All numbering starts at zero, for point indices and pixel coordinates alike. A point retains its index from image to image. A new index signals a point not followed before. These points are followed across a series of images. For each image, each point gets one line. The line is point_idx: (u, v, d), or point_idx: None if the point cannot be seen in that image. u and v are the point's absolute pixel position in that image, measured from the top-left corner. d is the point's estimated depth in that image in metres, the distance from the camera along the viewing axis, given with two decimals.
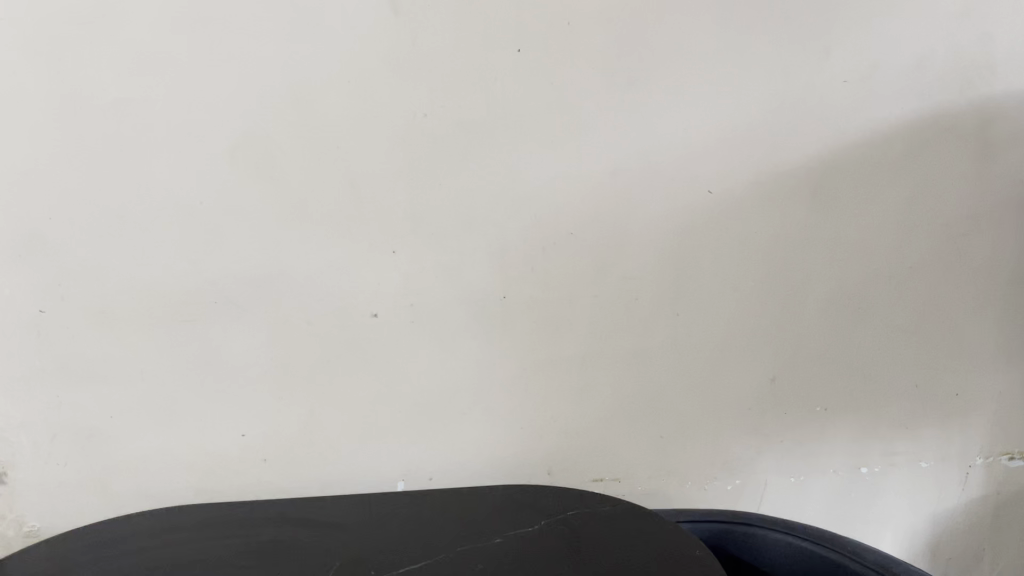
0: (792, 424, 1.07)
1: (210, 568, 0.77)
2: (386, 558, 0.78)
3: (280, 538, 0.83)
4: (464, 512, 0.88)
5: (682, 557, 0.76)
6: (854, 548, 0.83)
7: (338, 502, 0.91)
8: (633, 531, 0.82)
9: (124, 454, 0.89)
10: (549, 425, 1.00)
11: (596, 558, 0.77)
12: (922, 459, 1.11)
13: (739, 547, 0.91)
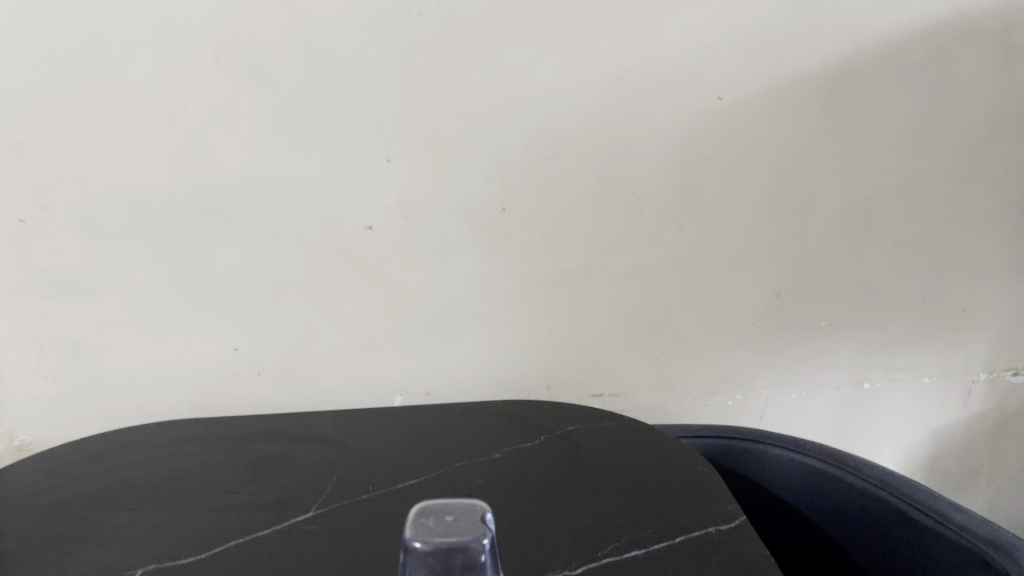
0: (796, 339, 1.05)
1: (208, 484, 0.77)
2: (384, 473, 0.78)
3: (278, 454, 0.83)
4: (462, 428, 0.87)
5: (680, 473, 0.76)
6: (853, 463, 0.82)
7: (334, 418, 0.91)
8: (631, 446, 0.82)
9: (117, 368, 0.88)
10: (548, 340, 0.99)
11: (594, 474, 0.76)
12: (925, 375, 1.10)
13: (738, 463, 0.91)
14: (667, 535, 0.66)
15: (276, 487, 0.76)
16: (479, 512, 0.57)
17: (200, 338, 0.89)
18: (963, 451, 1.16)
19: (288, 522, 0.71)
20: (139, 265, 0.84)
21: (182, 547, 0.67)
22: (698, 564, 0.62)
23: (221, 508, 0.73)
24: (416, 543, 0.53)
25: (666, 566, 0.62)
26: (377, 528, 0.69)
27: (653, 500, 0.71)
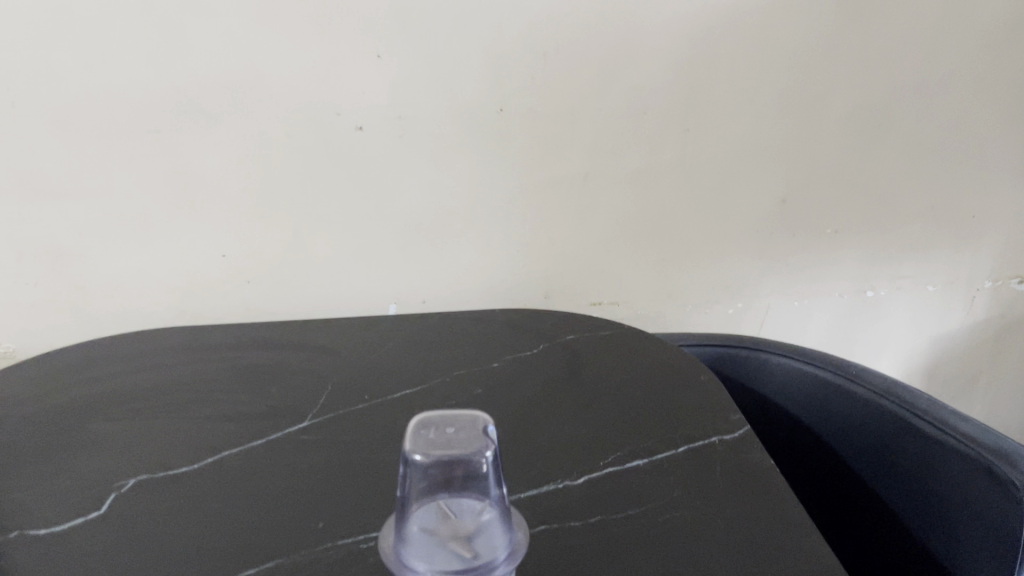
0: (800, 246, 1.03)
1: (200, 394, 0.76)
2: (380, 383, 0.77)
3: (271, 363, 0.81)
4: (459, 337, 0.85)
5: (683, 382, 0.74)
6: (857, 371, 0.81)
7: (328, 326, 0.89)
8: (632, 356, 0.80)
9: (101, 274, 0.85)
10: (546, 247, 0.96)
11: (595, 384, 0.75)
12: (929, 283, 1.09)
13: (738, 371, 0.90)
14: (670, 446, 0.65)
15: (270, 397, 0.75)
16: (483, 429, 0.55)
17: (186, 244, 0.86)
18: (962, 359, 1.16)
19: (283, 432, 0.69)
20: (117, 167, 0.80)
21: (175, 458, 0.66)
22: (702, 474, 0.61)
23: (214, 417, 0.72)
24: (416, 455, 0.52)
25: (669, 477, 0.61)
26: (375, 439, 0.68)
27: (655, 410, 0.70)
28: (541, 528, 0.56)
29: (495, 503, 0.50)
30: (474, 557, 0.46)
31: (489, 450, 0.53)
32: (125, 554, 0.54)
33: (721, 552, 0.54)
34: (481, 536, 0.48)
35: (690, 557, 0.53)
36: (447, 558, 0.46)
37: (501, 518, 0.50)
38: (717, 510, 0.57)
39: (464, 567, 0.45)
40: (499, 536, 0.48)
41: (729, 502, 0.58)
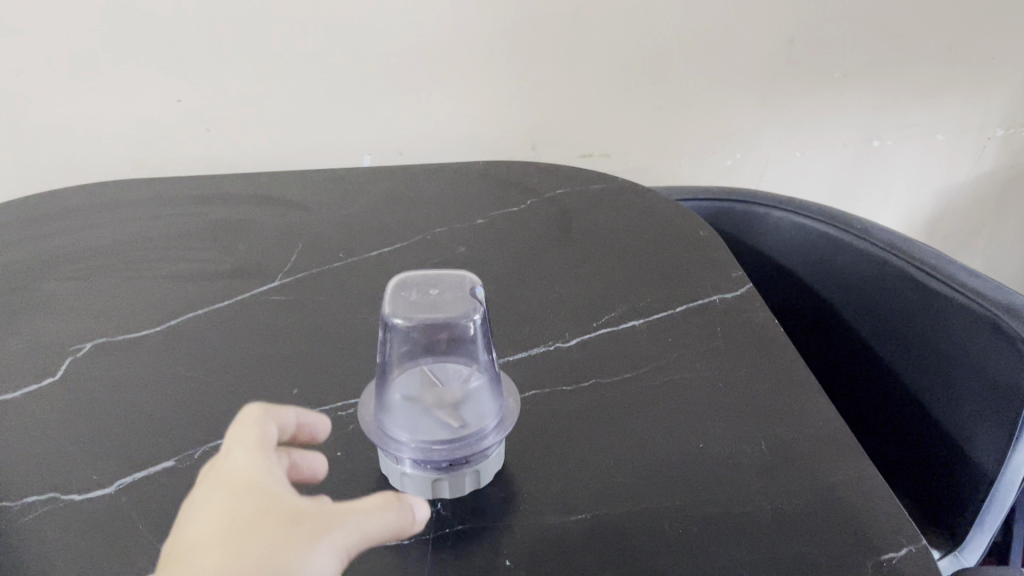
0: (804, 92, 0.96)
1: (162, 251, 0.70)
2: (357, 240, 0.71)
3: (237, 219, 0.75)
4: (441, 191, 0.80)
5: (681, 237, 0.70)
6: (862, 226, 0.76)
7: (299, 178, 0.82)
8: (625, 209, 0.75)
9: (44, 119, 0.78)
10: (534, 93, 0.89)
11: (587, 241, 0.70)
12: (939, 131, 1.02)
13: (737, 226, 0.85)
14: (667, 305, 0.61)
15: (237, 255, 0.70)
16: (471, 292, 0.51)
17: (137, 88, 0.78)
18: (966, 211, 1.11)
19: (251, 292, 0.64)
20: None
21: (136, 320, 0.61)
22: (698, 335, 0.57)
23: (176, 277, 0.67)
24: (398, 321, 0.48)
25: (664, 338, 0.57)
26: (352, 300, 0.63)
27: (651, 268, 0.65)
28: (531, 393, 0.53)
29: (484, 369, 0.46)
30: (462, 425, 0.43)
31: (477, 314, 0.48)
32: (86, 424, 0.51)
33: (722, 416, 0.51)
34: (469, 400, 0.44)
35: (690, 422, 0.50)
36: (433, 426, 0.42)
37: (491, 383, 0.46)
38: (719, 372, 0.54)
39: (449, 436, 0.42)
40: (488, 400, 0.44)
41: (731, 364, 0.55)
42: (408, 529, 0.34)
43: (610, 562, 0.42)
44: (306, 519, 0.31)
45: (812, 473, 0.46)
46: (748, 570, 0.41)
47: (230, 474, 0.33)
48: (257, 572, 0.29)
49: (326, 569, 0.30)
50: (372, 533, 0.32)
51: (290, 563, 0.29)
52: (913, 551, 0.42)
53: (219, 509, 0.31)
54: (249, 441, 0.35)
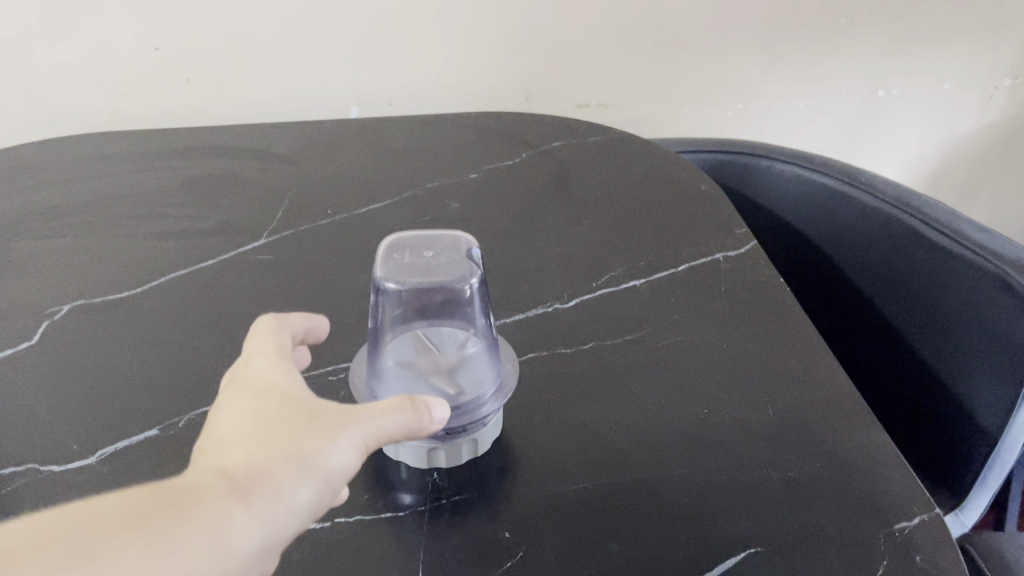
0: (808, 41, 0.91)
1: (143, 206, 0.68)
2: (346, 195, 0.69)
3: (221, 173, 0.72)
4: (432, 143, 0.76)
5: (683, 192, 0.67)
6: (867, 179, 0.73)
7: (284, 131, 0.79)
8: (626, 162, 0.72)
9: (16, 66, 0.75)
10: (526, 40, 0.85)
11: (585, 196, 0.68)
12: (945, 82, 0.97)
13: (739, 178, 0.83)
14: (669, 263, 0.59)
15: (222, 210, 0.67)
16: (468, 249, 0.48)
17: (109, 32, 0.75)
18: (973, 163, 1.07)
19: (235, 250, 0.62)
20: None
21: (116, 279, 0.59)
22: (703, 293, 0.56)
23: (158, 234, 0.64)
24: (390, 284, 0.45)
25: (667, 296, 0.56)
26: (341, 258, 0.61)
27: (653, 225, 0.63)
28: (531, 357, 0.51)
29: (480, 334, 0.44)
30: (456, 394, 0.40)
31: (473, 276, 0.46)
32: (66, 387, 0.49)
33: (728, 381, 0.49)
34: (464, 368, 0.42)
35: (695, 386, 0.48)
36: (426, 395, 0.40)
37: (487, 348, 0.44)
38: (724, 334, 0.52)
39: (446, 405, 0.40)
40: (484, 367, 0.42)
41: (736, 326, 0.53)
42: (424, 427, 0.36)
43: (613, 533, 0.41)
44: (323, 417, 0.33)
45: (821, 440, 0.45)
46: (756, 541, 0.40)
47: (253, 376, 0.35)
48: (281, 461, 0.31)
49: (345, 460, 0.33)
50: (389, 431, 0.34)
51: (312, 454, 0.32)
52: (926, 521, 0.41)
53: (244, 408, 0.33)
54: (266, 348, 0.37)
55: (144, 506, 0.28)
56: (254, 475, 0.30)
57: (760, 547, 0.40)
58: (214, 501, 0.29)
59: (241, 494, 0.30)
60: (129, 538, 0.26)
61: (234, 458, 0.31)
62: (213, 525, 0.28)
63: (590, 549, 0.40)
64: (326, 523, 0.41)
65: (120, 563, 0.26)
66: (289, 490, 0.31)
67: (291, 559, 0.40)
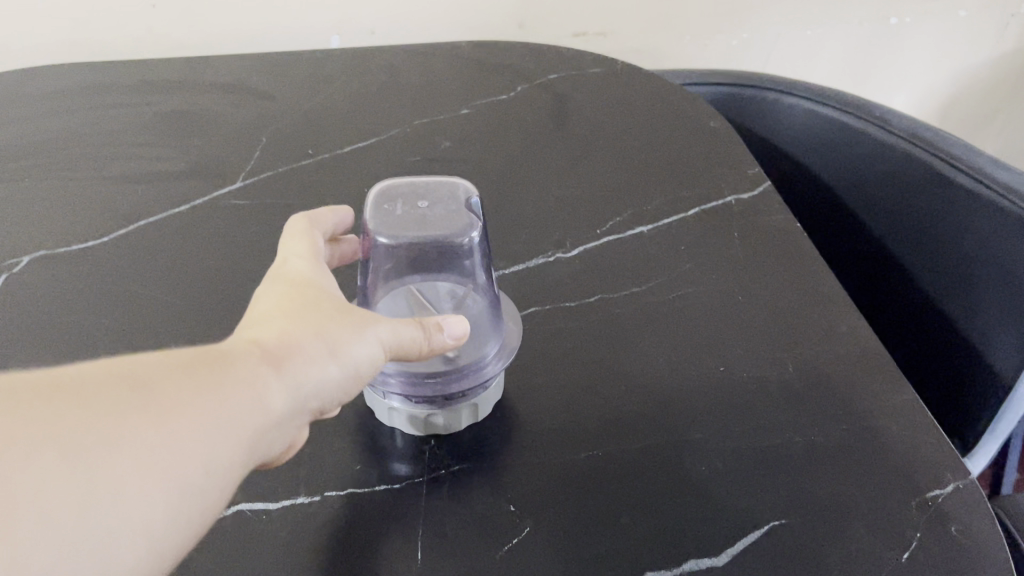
0: None
1: (108, 146, 0.63)
2: (328, 134, 0.64)
3: (191, 110, 0.67)
4: (418, 76, 0.71)
5: (690, 128, 0.63)
6: (880, 112, 0.68)
7: (259, 62, 0.73)
8: (629, 95, 0.68)
9: None
10: None
11: (585, 134, 0.63)
12: (961, 8, 0.90)
13: (745, 112, 0.79)
14: (679, 207, 0.55)
15: (194, 151, 0.62)
16: (466, 193, 0.43)
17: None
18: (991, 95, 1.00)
19: (208, 196, 0.58)
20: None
21: (82, 227, 0.55)
22: (717, 241, 0.52)
23: (124, 178, 0.60)
24: (382, 238, 0.41)
25: (677, 243, 0.52)
26: (324, 203, 0.57)
27: (659, 167, 0.59)
28: (531, 311, 0.48)
29: (481, 289, 0.41)
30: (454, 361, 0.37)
31: (472, 229, 0.41)
32: (26, 345, 0.45)
33: (745, 336, 0.45)
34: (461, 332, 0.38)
35: (712, 341, 0.45)
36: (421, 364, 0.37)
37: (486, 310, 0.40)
38: (740, 285, 0.49)
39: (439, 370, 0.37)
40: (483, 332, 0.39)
41: (752, 276, 0.49)
42: (435, 345, 0.35)
43: (626, 507, 0.38)
44: (358, 312, 0.33)
45: (846, 400, 0.42)
46: (778, 513, 0.37)
47: (287, 273, 0.35)
48: (316, 344, 0.31)
49: (372, 356, 0.33)
50: (404, 343, 0.34)
51: (345, 341, 0.32)
52: (961, 488, 0.37)
53: (280, 294, 0.33)
54: (302, 249, 0.37)
55: (189, 363, 0.27)
56: (290, 348, 0.30)
57: (783, 519, 0.37)
58: (254, 366, 0.29)
59: (278, 362, 0.29)
60: (181, 382, 0.26)
61: (271, 334, 0.31)
62: (256, 386, 0.28)
63: (605, 524, 0.37)
64: (315, 497, 0.38)
65: (176, 403, 0.26)
66: (320, 372, 0.31)
67: (277, 537, 0.37)
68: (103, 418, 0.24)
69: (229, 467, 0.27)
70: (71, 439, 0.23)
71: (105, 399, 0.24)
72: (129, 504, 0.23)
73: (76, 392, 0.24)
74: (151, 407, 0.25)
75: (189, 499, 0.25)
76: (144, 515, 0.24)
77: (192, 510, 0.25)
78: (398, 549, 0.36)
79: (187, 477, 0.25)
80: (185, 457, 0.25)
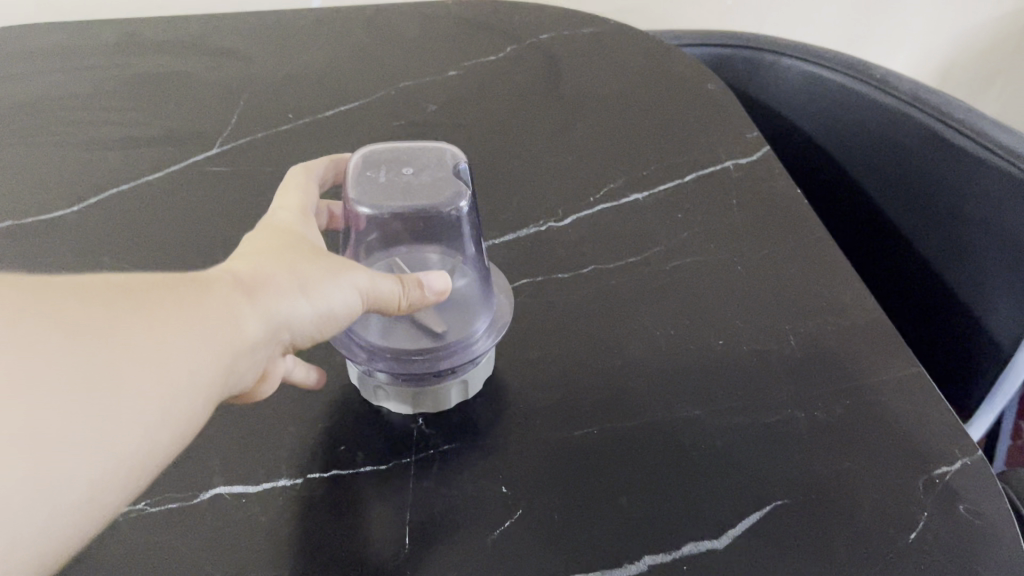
0: None
1: (80, 110, 0.61)
2: (309, 97, 0.61)
3: (167, 72, 0.65)
4: (404, 37, 0.68)
5: (686, 92, 0.60)
6: (881, 74, 0.66)
7: (237, 21, 0.70)
8: (623, 57, 0.65)
9: None
10: None
11: (577, 98, 0.61)
12: None
13: (741, 75, 0.77)
14: (674, 173, 0.53)
15: (169, 115, 0.60)
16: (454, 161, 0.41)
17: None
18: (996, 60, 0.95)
19: (183, 162, 0.55)
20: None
21: (51, 195, 0.52)
22: (714, 210, 0.50)
23: (95, 144, 0.57)
24: (363, 208, 0.39)
25: (673, 211, 0.50)
26: None
27: (655, 132, 0.57)
28: (524, 283, 0.46)
29: (471, 262, 0.39)
30: (440, 334, 0.35)
31: (460, 199, 0.39)
32: None
33: (746, 310, 0.44)
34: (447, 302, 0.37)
35: (710, 315, 0.44)
36: (407, 338, 0.35)
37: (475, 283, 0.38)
38: (739, 255, 0.47)
39: (427, 347, 0.35)
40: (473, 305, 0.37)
41: (752, 246, 0.47)
42: (412, 301, 0.34)
43: (621, 489, 0.36)
44: (332, 257, 0.32)
45: (852, 376, 0.40)
46: (780, 493, 0.36)
47: (272, 222, 0.34)
48: (286, 279, 0.30)
49: (346, 301, 0.31)
50: (381, 294, 0.33)
51: (319, 279, 0.30)
52: (969, 465, 0.36)
53: (260, 239, 0.32)
54: (291, 203, 0.37)
55: (172, 280, 0.26)
56: (263, 279, 0.29)
57: (786, 499, 0.35)
58: (227, 290, 0.28)
59: (251, 290, 0.28)
60: (160, 293, 0.25)
61: (244, 266, 0.30)
62: (230, 308, 0.27)
63: (599, 506, 0.36)
64: (298, 479, 0.37)
65: (156, 309, 0.25)
66: (295, 306, 0.29)
67: (258, 522, 0.35)
68: (88, 312, 0.23)
69: (212, 381, 0.26)
70: (55, 324, 0.22)
71: (84, 297, 0.23)
72: (111, 394, 0.22)
73: (59, 286, 0.23)
74: (133, 309, 0.24)
75: (175, 406, 0.24)
76: (130, 412, 0.23)
77: (176, 415, 0.24)
78: (385, 534, 0.35)
79: (173, 379, 0.24)
80: (170, 358, 0.24)
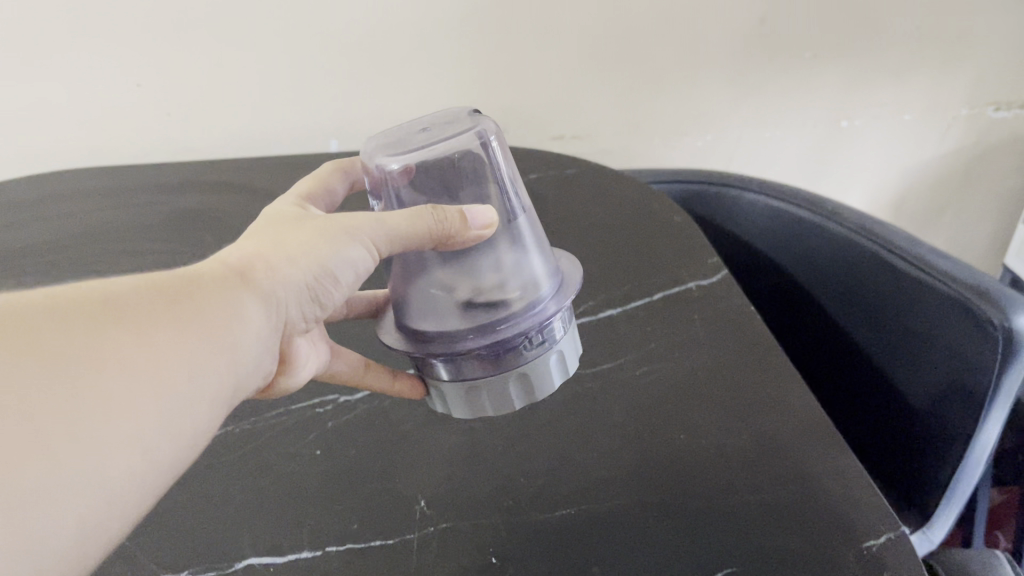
0: (772, 74, 0.88)
1: (128, 244, 0.70)
2: None
3: (204, 208, 0.74)
4: None
5: (656, 221, 0.69)
6: (832, 208, 0.75)
7: (265, 163, 0.81)
8: (602, 192, 0.75)
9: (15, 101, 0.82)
10: (498, 77, 0.86)
11: (561, 229, 0.70)
12: (904, 110, 0.93)
13: (710, 206, 0.86)
14: (644, 292, 0.61)
15: (205, 245, 0.69)
16: (474, 116, 0.43)
17: (89, 57, 0.81)
18: (945, 189, 1.03)
19: None
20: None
21: None
22: (680, 323, 0.58)
23: (142, 270, 0.66)
24: (391, 166, 0.39)
25: (645, 326, 0.58)
26: None
27: (629, 257, 0.65)
28: None
29: (519, 224, 0.39)
30: (511, 297, 0.36)
31: (474, 137, 0.39)
32: None
33: (705, 410, 0.50)
34: (513, 268, 0.37)
35: (677, 417, 0.50)
36: (482, 314, 0.36)
37: (538, 254, 0.39)
38: (702, 362, 0.54)
39: (507, 315, 0.36)
40: (538, 275, 0.38)
41: (712, 354, 0.54)
42: (456, 232, 0.36)
43: (594, 560, 0.42)
44: (318, 221, 0.37)
45: (795, 463, 0.46)
46: (728, 563, 0.41)
47: (276, 207, 0.41)
48: (277, 254, 0.36)
49: (340, 259, 0.37)
50: (406, 231, 0.36)
51: (307, 248, 0.36)
52: (893, 539, 0.41)
53: (262, 223, 0.39)
54: (296, 193, 0.43)
55: (177, 294, 0.31)
56: (257, 264, 0.35)
57: (734, 567, 0.41)
58: (218, 290, 0.33)
59: (246, 284, 0.34)
60: (150, 306, 0.30)
61: (245, 251, 0.36)
62: (228, 315, 0.33)
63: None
64: (317, 553, 0.43)
65: (135, 328, 0.29)
66: (292, 281, 0.35)
67: None
68: (109, 340, 0.28)
69: (210, 386, 0.31)
70: (52, 369, 0.26)
71: (62, 327, 0.27)
72: (126, 414, 0.28)
73: (82, 319, 0.28)
74: (139, 333, 0.29)
75: (181, 417, 0.30)
76: (145, 430, 0.28)
77: (184, 416, 0.30)
78: None
79: (174, 388, 0.29)
80: (167, 370, 0.29)
